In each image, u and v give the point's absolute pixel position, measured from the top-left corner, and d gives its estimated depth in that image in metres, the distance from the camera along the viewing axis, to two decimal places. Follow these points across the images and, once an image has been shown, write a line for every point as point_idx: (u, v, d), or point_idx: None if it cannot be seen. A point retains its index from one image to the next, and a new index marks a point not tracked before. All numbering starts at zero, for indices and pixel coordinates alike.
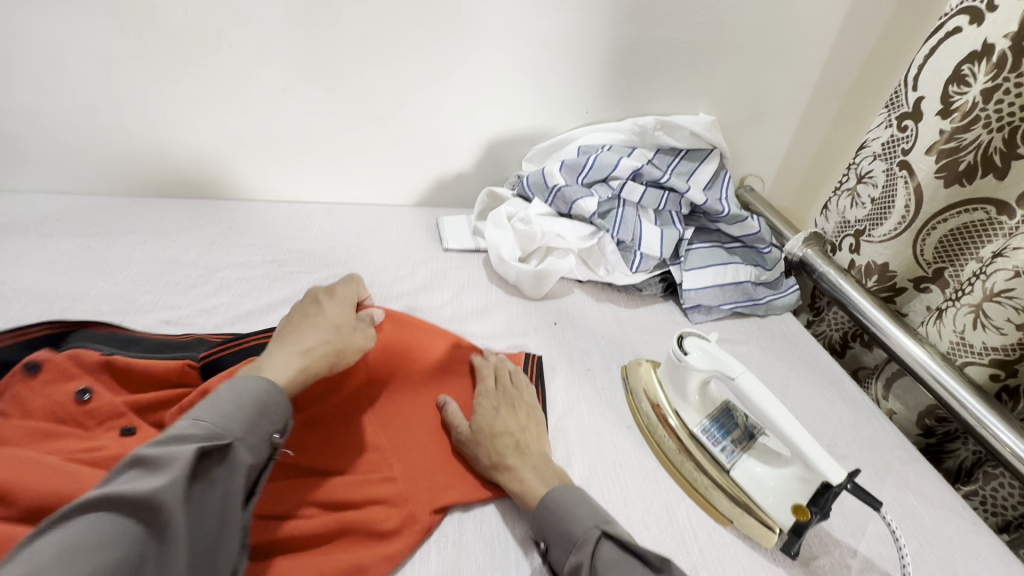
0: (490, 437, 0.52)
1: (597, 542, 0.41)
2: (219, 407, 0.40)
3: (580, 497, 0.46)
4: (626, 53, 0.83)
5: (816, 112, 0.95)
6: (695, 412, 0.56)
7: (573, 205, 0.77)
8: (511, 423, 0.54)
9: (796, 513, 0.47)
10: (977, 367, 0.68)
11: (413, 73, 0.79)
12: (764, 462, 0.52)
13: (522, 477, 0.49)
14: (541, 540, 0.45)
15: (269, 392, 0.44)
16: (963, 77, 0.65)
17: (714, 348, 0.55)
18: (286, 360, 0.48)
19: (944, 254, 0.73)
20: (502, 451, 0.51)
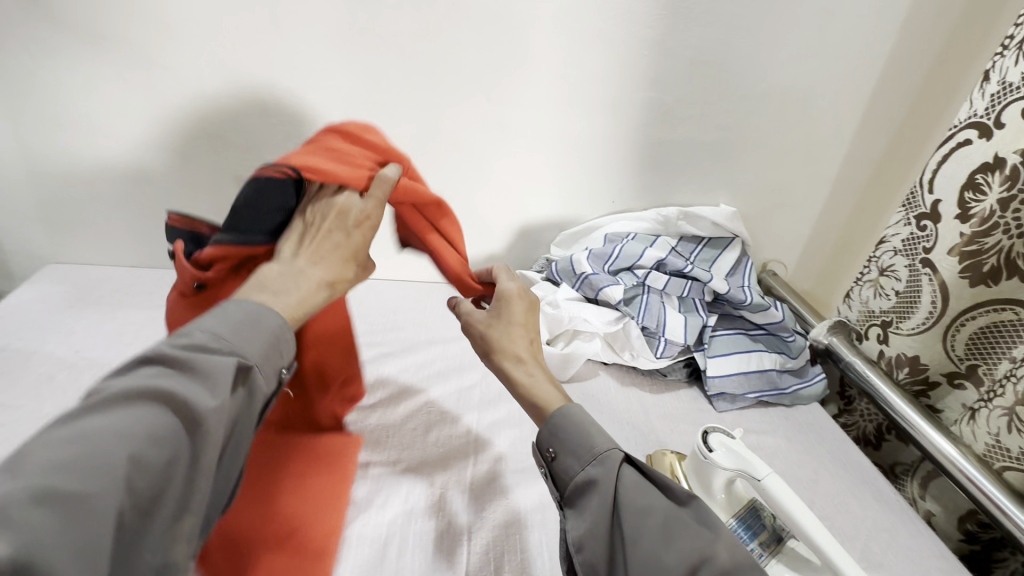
0: (494, 329, 0.53)
1: (621, 464, 0.45)
2: (232, 322, 0.42)
3: (588, 421, 0.48)
4: (651, 151, 0.89)
5: (835, 204, 0.99)
6: (721, 510, 0.56)
7: (599, 292, 0.81)
8: (518, 321, 0.54)
9: None
10: (1016, 473, 0.66)
11: (454, 167, 0.87)
12: (795, 568, 0.51)
13: (532, 372, 0.51)
14: (548, 447, 0.47)
15: (280, 327, 0.44)
16: (978, 185, 0.68)
17: (735, 445, 0.56)
18: (297, 290, 0.46)
19: (975, 351, 0.73)
20: (507, 344, 0.52)
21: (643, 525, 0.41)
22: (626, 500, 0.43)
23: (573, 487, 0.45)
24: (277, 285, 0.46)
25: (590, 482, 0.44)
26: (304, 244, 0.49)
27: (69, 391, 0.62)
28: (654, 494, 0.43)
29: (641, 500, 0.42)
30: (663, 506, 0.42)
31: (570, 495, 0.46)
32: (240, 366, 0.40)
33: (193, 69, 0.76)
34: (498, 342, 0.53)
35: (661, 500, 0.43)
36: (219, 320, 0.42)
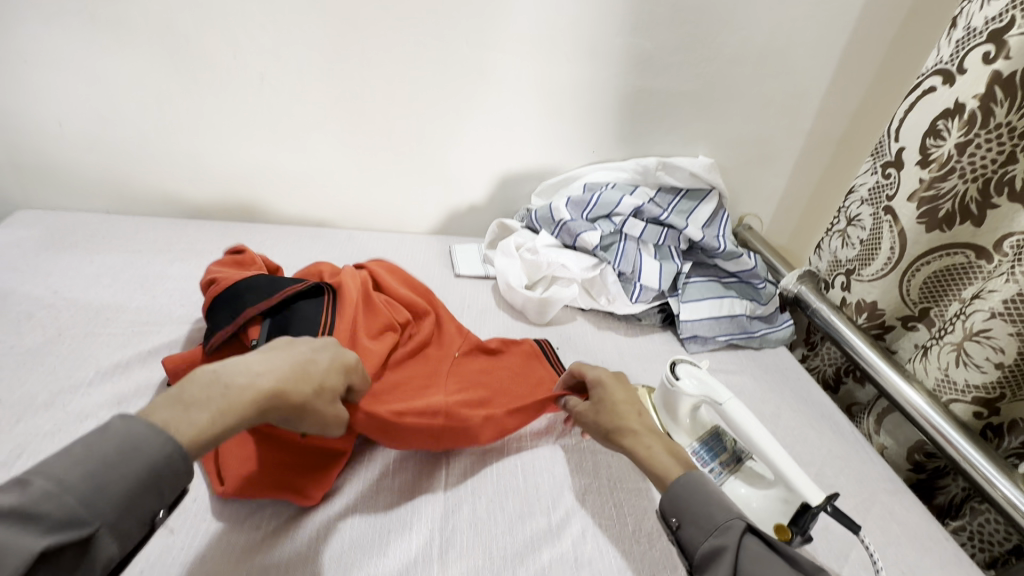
0: (609, 404, 0.56)
1: (743, 532, 0.44)
2: (96, 460, 0.36)
3: (710, 489, 0.48)
4: (630, 100, 0.89)
5: (810, 157, 1.01)
6: (686, 434, 0.60)
7: (577, 238, 0.83)
8: (630, 400, 0.57)
9: (778, 532, 0.51)
10: (962, 405, 0.71)
11: (435, 115, 0.86)
12: (750, 482, 0.55)
13: (650, 447, 0.52)
14: (672, 516, 0.48)
15: (166, 459, 0.38)
16: (940, 131, 0.70)
17: (702, 375, 0.59)
18: (239, 387, 0.42)
19: (929, 295, 0.77)
20: (620, 418, 0.54)
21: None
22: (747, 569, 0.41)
23: (700, 556, 0.45)
24: (224, 379, 0.42)
25: (714, 548, 0.44)
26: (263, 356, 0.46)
27: (48, 328, 0.62)
28: (774, 563, 0.41)
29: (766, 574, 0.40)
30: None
31: (698, 562, 0.45)
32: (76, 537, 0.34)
33: (159, 4, 0.73)
34: (620, 422, 0.54)
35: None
36: (111, 440, 0.37)
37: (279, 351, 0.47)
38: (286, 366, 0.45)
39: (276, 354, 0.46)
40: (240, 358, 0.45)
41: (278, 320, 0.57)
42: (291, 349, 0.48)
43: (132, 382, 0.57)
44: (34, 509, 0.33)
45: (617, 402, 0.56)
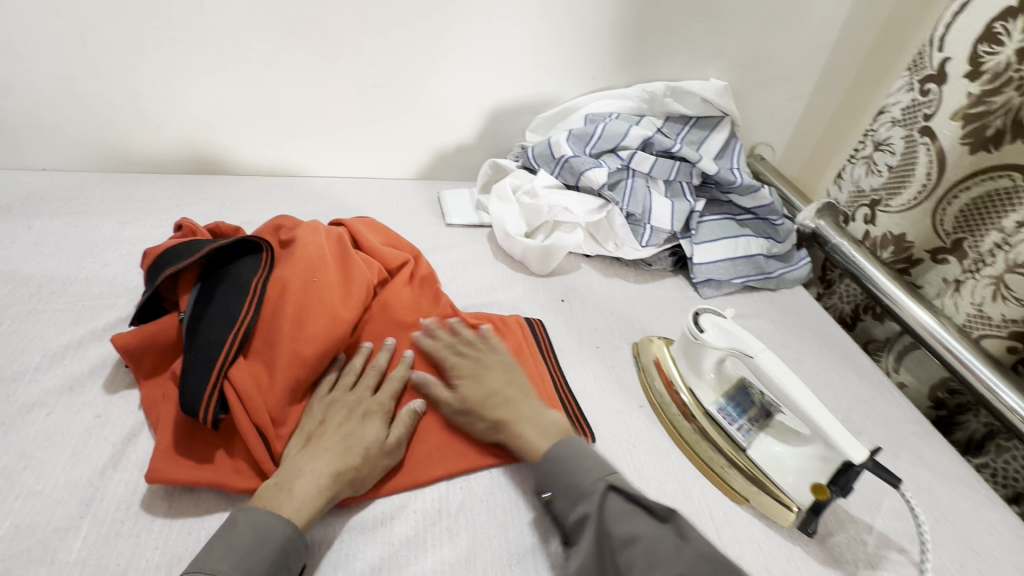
0: (475, 399, 0.50)
1: (604, 493, 0.40)
2: (237, 551, 0.37)
3: (584, 449, 0.45)
4: (635, 14, 0.78)
5: (833, 76, 0.91)
6: (711, 390, 0.55)
7: (580, 176, 0.74)
8: (487, 383, 0.51)
9: (814, 492, 0.46)
10: (995, 340, 0.67)
11: (412, 39, 0.75)
12: (783, 439, 0.51)
13: (517, 435, 0.48)
14: (545, 489, 0.45)
15: (291, 539, 0.39)
16: (996, 35, 0.62)
17: (732, 327, 0.53)
18: (312, 485, 0.41)
19: (963, 225, 0.70)
20: (497, 408, 0.49)
21: (630, 557, 0.37)
22: (609, 528, 0.38)
23: (570, 525, 0.42)
24: (301, 487, 0.41)
25: (580, 518, 0.40)
26: (312, 438, 0.45)
27: None
28: (635, 520, 0.39)
29: (624, 527, 0.38)
30: (650, 533, 0.38)
31: (570, 529, 0.42)
32: None
33: None
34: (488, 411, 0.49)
35: (646, 527, 0.38)
36: (231, 539, 0.38)
37: (325, 437, 0.45)
38: (341, 451, 0.44)
39: (326, 444, 0.44)
40: (316, 459, 0.43)
41: (207, 284, 0.50)
42: (331, 430, 0.45)
43: (84, 364, 0.50)
44: None
45: (476, 396, 0.50)
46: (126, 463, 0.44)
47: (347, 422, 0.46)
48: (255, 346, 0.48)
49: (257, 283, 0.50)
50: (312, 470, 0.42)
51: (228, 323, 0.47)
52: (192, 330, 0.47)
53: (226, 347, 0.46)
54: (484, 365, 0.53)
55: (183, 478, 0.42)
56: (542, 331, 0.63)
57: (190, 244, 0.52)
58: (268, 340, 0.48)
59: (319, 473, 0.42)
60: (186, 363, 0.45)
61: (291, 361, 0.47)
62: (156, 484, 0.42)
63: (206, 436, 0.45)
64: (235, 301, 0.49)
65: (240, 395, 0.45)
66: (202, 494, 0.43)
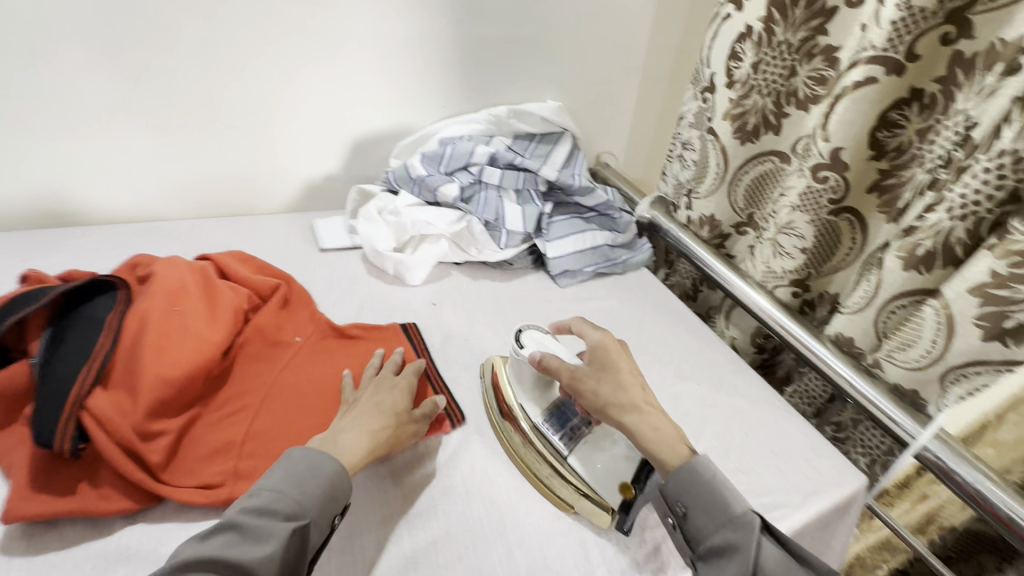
0: (611, 387, 0.55)
1: (758, 530, 0.46)
2: (295, 475, 0.45)
3: (722, 475, 0.50)
4: (471, 49, 0.89)
5: (647, 92, 1.09)
6: (537, 404, 0.59)
7: (436, 192, 0.82)
8: (630, 368, 0.58)
9: (623, 491, 0.53)
10: (783, 289, 0.83)
11: (265, 82, 0.80)
12: (596, 448, 0.56)
13: (656, 425, 0.53)
14: (678, 502, 0.50)
15: (337, 474, 0.47)
16: (737, 54, 0.79)
17: (546, 340, 0.61)
18: (355, 438, 0.51)
19: (752, 200, 0.88)
20: (620, 403, 0.54)
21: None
22: (763, 568, 0.44)
23: (708, 548, 0.47)
24: (345, 438, 0.50)
25: (726, 541, 0.46)
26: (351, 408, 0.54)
27: None
28: (789, 565, 0.44)
29: (779, 573, 0.43)
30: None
31: (706, 550, 0.47)
32: (294, 526, 0.42)
33: None
34: (620, 396, 0.54)
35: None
36: (288, 468, 0.46)
37: (360, 405, 0.55)
38: (376, 417, 0.53)
39: (363, 409, 0.54)
40: (353, 424, 0.52)
41: (59, 325, 0.51)
42: (364, 400, 0.55)
43: None
44: (268, 507, 0.43)
45: (614, 381, 0.55)
46: None
47: (377, 393, 0.56)
48: (116, 376, 0.49)
49: (114, 317, 0.52)
50: (351, 428, 0.51)
51: (83, 358, 0.48)
52: (45, 368, 0.47)
53: (83, 377, 0.47)
54: (618, 350, 0.59)
55: (42, 512, 0.42)
56: (414, 331, 0.69)
57: (37, 290, 0.53)
58: (129, 368, 0.50)
59: (361, 440, 0.51)
60: (37, 400, 0.45)
61: (157, 385, 0.49)
62: (13, 523, 0.42)
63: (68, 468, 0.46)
64: (89, 337, 0.50)
65: (101, 424, 0.46)
66: (68, 524, 0.44)
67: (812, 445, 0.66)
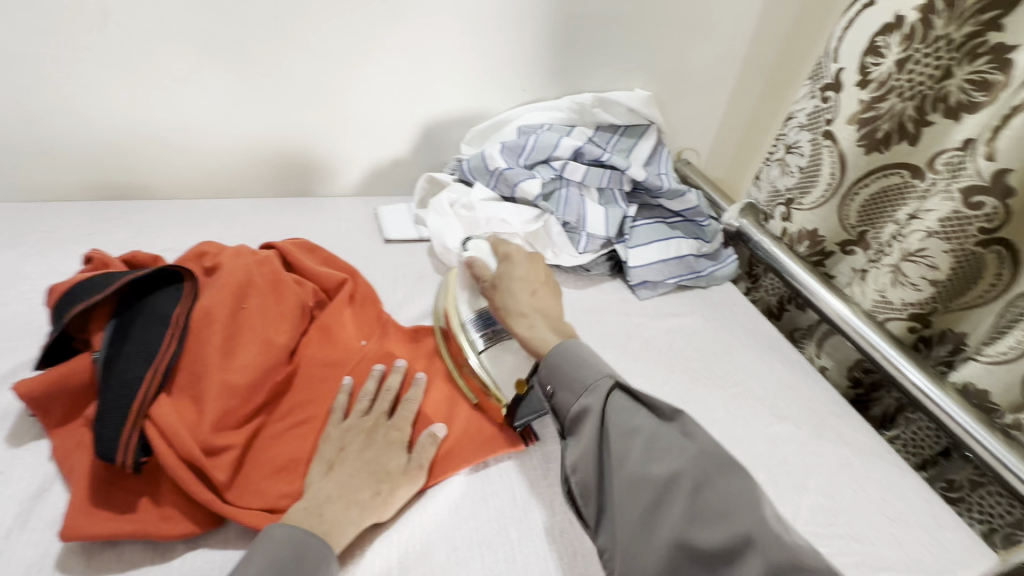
0: (508, 290, 0.57)
1: (609, 388, 0.45)
2: (274, 565, 0.37)
3: (583, 348, 0.49)
4: (561, 29, 0.80)
5: (745, 84, 0.97)
6: (470, 305, 0.60)
7: (516, 188, 0.76)
8: (530, 277, 0.58)
9: (516, 387, 0.54)
10: (897, 322, 0.73)
11: (340, 56, 0.74)
12: (509, 350, 0.56)
13: (538, 324, 0.53)
14: (547, 383, 0.48)
15: (325, 561, 0.39)
16: (878, 49, 0.70)
17: (487, 249, 0.64)
18: (343, 512, 0.42)
19: (866, 217, 0.77)
20: (510, 302, 0.56)
21: (626, 444, 0.42)
22: (613, 423, 0.43)
23: (570, 416, 0.45)
24: (332, 513, 0.42)
25: (581, 409, 0.45)
26: (338, 465, 0.45)
27: None
28: (637, 416, 0.43)
29: (629, 420, 0.43)
30: (649, 426, 0.42)
31: (569, 425, 0.46)
32: None
33: None
34: (511, 298, 0.56)
35: (647, 422, 0.43)
36: (268, 552, 0.38)
37: (349, 465, 0.45)
38: (365, 480, 0.44)
39: (352, 471, 0.45)
40: (339, 488, 0.43)
41: (123, 318, 0.47)
42: (353, 456, 0.46)
43: None
44: None
45: (513, 284, 0.57)
46: (36, 521, 0.40)
47: (368, 448, 0.47)
48: (181, 379, 0.46)
49: (180, 312, 0.48)
50: (340, 497, 0.43)
51: (147, 360, 0.44)
52: (109, 367, 0.44)
53: (147, 381, 0.43)
54: (539, 269, 0.60)
55: (102, 532, 0.39)
56: None
57: (103, 276, 0.49)
58: (195, 372, 0.46)
59: (347, 513, 0.42)
60: (101, 405, 0.42)
61: (222, 393, 0.45)
62: (71, 541, 0.38)
63: (129, 480, 0.42)
64: (154, 334, 0.46)
65: (165, 436, 0.42)
66: (129, 543, 0.40)
67: (932, 511, 0.58)
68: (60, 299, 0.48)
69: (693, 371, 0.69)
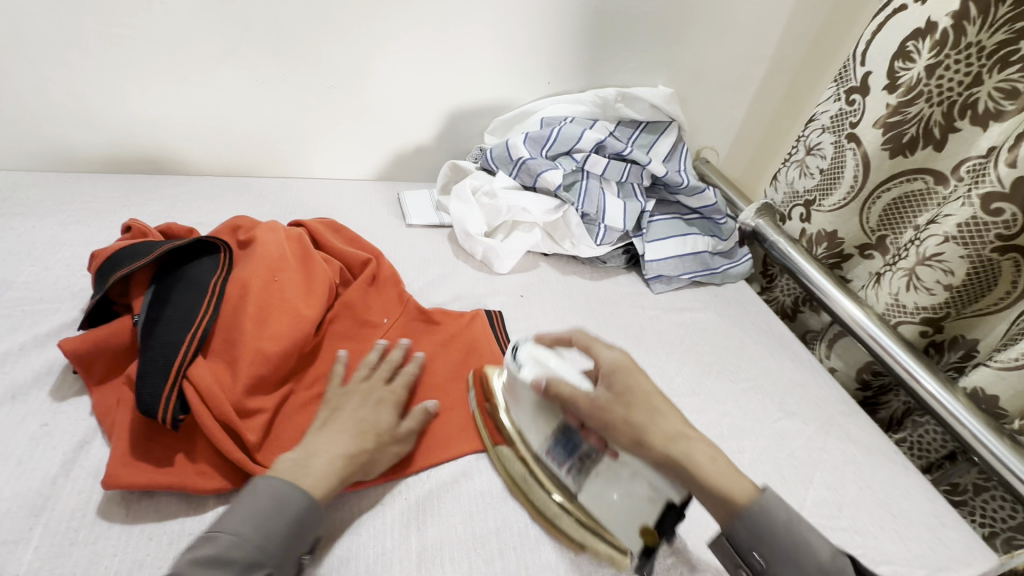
0: (635, 423, 0.42)
1: (850, 566, 0.39)
2: (257, 515, 0.39)
3: (777, 504, 0.41)
4: (589, 23, 0.81)
5: (768, 85, 0.98)
6: (536, 434, 0.48)
7: (538, 177, 0.77)
8: (641, 389, 0.45)
9: (645, 538, 0.42)
10: (909, 326, 0.74)
11: (372, 42, 0.75)
12: (612, 482, 0.43)
13: (711, 455, 0.41)
14: (756, 557, 0.41)
15: (308, 509, 0.40)
16: (908, 54, 0.69)
17: (547, 355, 0.47)
18: (328, 462, 0.43)
19: (887, 222, 0.78)
20: (638, 426, 0.42)
21: None
22: None
23: None
24: (317, 462, 0.43)
25: None
26: (328, 422, 0.47)
27: None
28: None
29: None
30: None
31: None
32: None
33: None
34: (647, 425, 0.42)
35: None
36: (252, 505, 0.40)
37: (340, 420, 0.47)
38: (355, 436, 0.46)
39: (341, 426, 0.46)
40: (328, 442, 0.45)
41: (163, 285, 0.49)
42: (346, 414, 0.47)
43: (27, 371, 0.48)
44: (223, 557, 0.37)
45: (627, 404, 0.43)
46: (79, 470, 0.43)
47: (361, 407, 0.49)
48: (217, 345, 0.48)
49: (217, 281, 0.50)
50: (327, 449, 0.44)
51: (186, 325, 0.46)
52: (149, 331, 0.46)
53: (185, 345, 0.45)
54: (626, 369, 0.46)
55: (139, 483, 0.41)
56: (498, 320, 0.65)
57: (143, 245, 0.51)
58: (230, 339, 0.48)
59: (333, 467, 0.43)
60: (143, 364, 0.44)
61: (254, 360, 0.47)
62: (112, 490, 0.41)
63: (166, 438, 0.44)
64: (193, 301, 0.48)
65: (201, 396, 0.44)
66: (163, 496, 0.42)
67: (935, 511, 0.59)
68: (103, 264, 0.50)
69: (705, 365, 0.70)
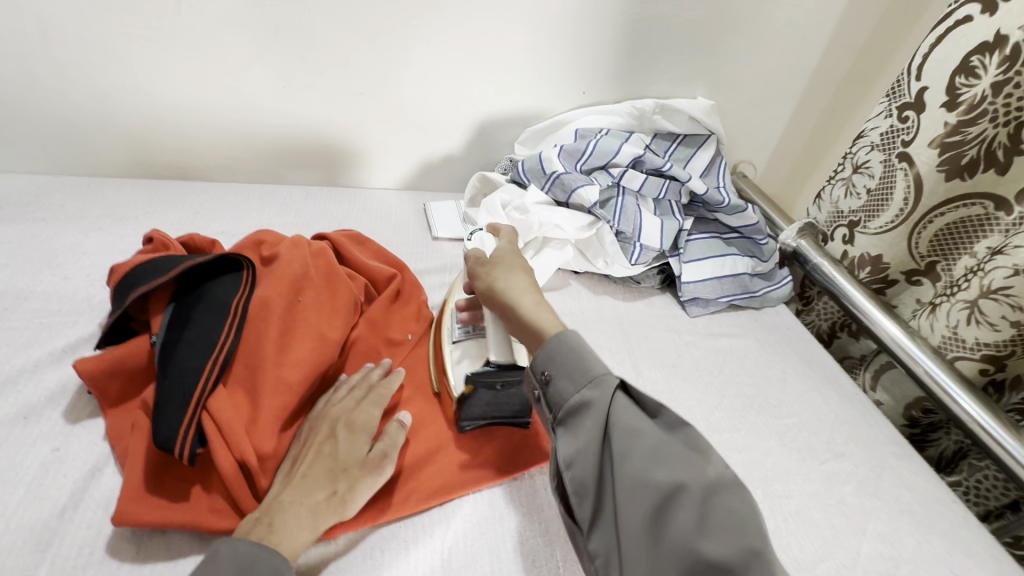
0: (495, 273, 0.54)
1: (613, 388, 0.42)
2: None
3: (580, 343, 0.45)
4: (628, 32, 0.78)
5: (812, 98, 0.93)
6: (459, 295, 0.60)
7: (572, 193, 0.74)
8: (523, 263, 0.56)
9: (465, 383, 0.51)
10: (967, 362, 0.69)
11: (402, 47, 0.73)
12: (482, 344, 0.54)
13: (539, 303, 0.50)
14: (542, 369, 0.45)
15: (280, 572, 0.36)
16: (972, 69, 0.64)
17: (488, 240, 0.63)
18: (297, 516, 0.39)
19: (938, 248, 0.73)
20: (491, 274, 0.54)
21: (631, 444, 0.39)
22: (615, 418, 0.40)
23: (567, 409, 0.43)
24: (286, 519, 0.38)
25: (581, 401, 0.42)
26: (296, 468, 0.42)
27: None
28: (646, 429, 0.40)
29: (633, 420, 0.40)
30: (655, 434, 0.39)
31: (562, 415, 0.43)
32: None
33: None
34: (502, 274, 0.53)
35: (654, 429, 0.40)
36: (213, 573, 0.34)
37: (305, 464, 0.42)
38: (323, 479, 0.41)
39: (308, 471, 0.42)
40: (296, 490, 0.40)
41: (183, 304, 0.47)
42: (310, 457, 0.43)
43: (42, 390, 0.46)
44: None
45: (501, 267, 0.54)
46: (89, 502, 0.40)
47: (327, 441, 0.44)
48: (237, 371, 0.45)
49: (238, 302, 0.47)
50: (294, 501, 0.39)
51: (206, 350, 0.44)
52: (168, 355, 0.43)
53: (206, 373, 0.43)
54: (517, 251, 0.57)
55: (151, 522, 0.38)
56: None
57: (164, 260, 0.49)
58: (251, 366, 0.45)
59: (304, 520, 0.39)
60: (161, 392, 0.42)
61: (275, 389, 0.44)
62: (123, 527, 0.38)
63: (180, 470, 0.42)
64: (213, 323, 0.46)
65: (219, 428, 0.41)
66: (176, 533, 0.40)
67: (1002, 572, 0.54)
68: (122, 280, 0.48)
69: (746, 397, 0.66)
